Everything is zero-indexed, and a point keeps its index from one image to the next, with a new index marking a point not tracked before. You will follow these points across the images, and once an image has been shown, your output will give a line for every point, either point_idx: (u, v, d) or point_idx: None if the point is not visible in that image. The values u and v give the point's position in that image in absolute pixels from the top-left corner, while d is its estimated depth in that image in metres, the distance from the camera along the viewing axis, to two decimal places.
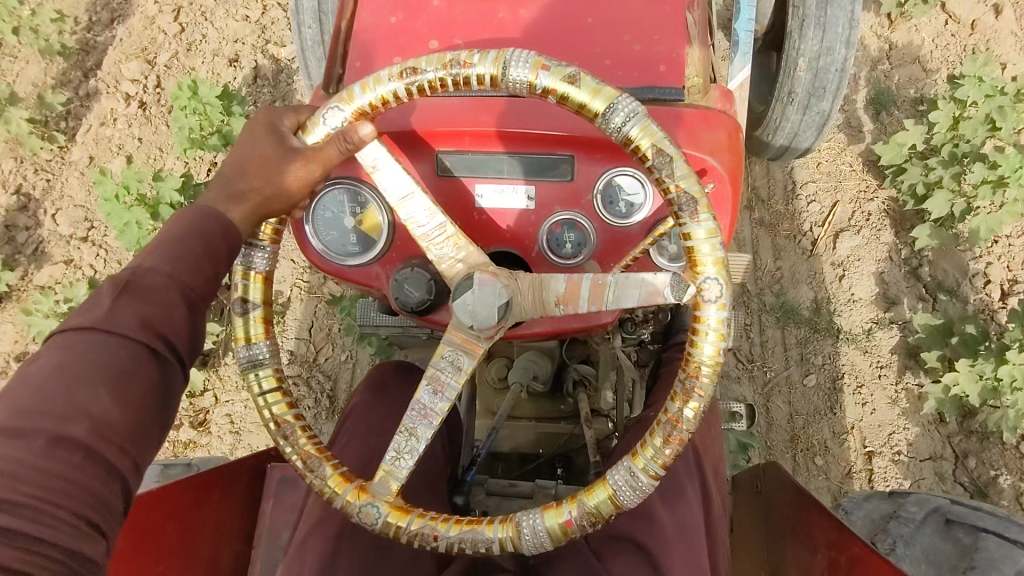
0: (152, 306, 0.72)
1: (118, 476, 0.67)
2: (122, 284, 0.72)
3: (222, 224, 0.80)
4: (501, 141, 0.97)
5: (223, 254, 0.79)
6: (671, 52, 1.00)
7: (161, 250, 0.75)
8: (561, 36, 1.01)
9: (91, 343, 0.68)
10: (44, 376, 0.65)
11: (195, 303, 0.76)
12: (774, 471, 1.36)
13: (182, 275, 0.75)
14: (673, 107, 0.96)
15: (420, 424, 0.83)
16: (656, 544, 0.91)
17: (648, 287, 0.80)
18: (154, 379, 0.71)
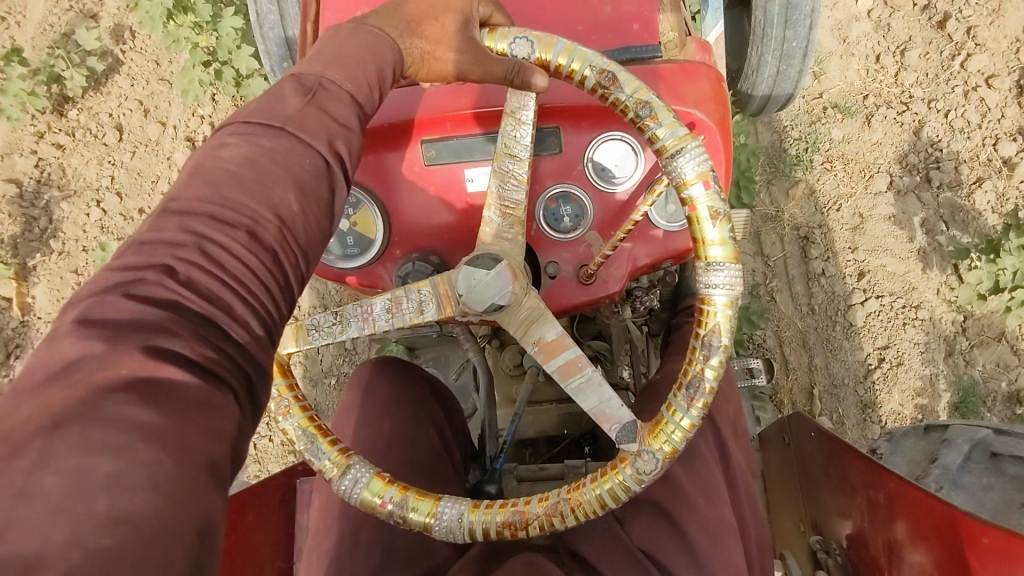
0: (332, 121, 0.67)
1: (292, 290, 0.61)
2: (305, 90, 0.68)
3: (397, 52, 0.75)
4: (483, 122, 0.96)
5: (388, 80, 0.75)
6: (641, 10, 0.98)
7: (340, 59, 0.71)
8: (529, 9, 1.00)
9: (274, 142, 0.63)
10: (237, 161, 0.60)
11: (360, 131, 0.71)
12: (799, 421, 1.35)
13: (356, 94, 0.70)
14: (651, 65, 0.94)
15: (355, 321, 0.85)
16: (678, 505, 0.90)
17: (610, 408, 0.81)
18: (329, 200, 0.66)
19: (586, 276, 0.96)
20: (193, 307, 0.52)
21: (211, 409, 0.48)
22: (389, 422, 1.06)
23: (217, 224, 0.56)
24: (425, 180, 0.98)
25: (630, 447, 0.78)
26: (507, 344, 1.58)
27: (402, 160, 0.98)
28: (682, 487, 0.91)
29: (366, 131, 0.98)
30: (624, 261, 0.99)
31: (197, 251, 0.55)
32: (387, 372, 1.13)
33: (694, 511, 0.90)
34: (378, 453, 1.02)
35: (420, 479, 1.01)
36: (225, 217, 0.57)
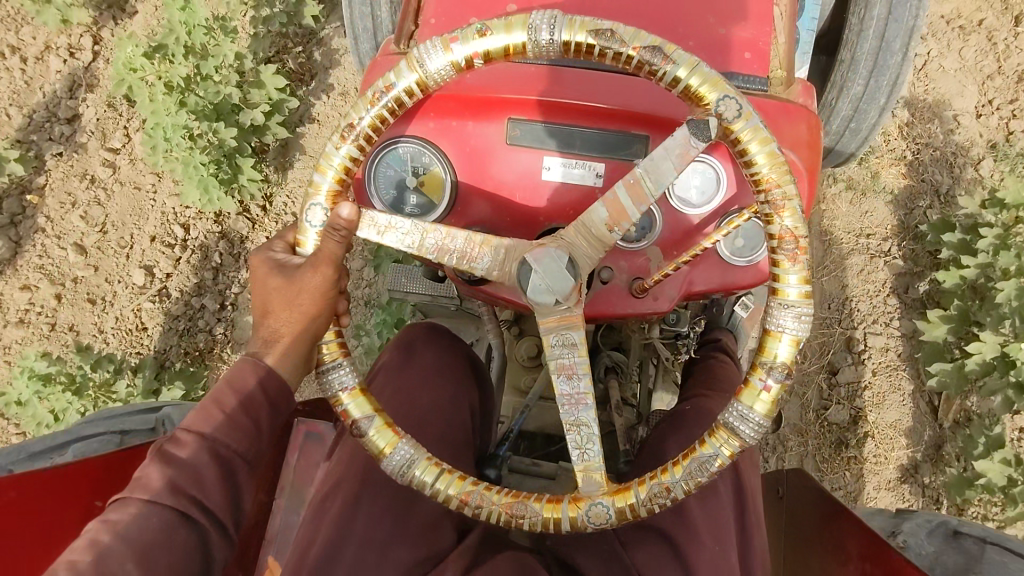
0: (183, 470, 0.77)
1: None
2: (158, 449, 0.79)
3: (258, 379, 0.83)
4: (575, 115, 0.94)
5: (261, 404, 0.83)
6: (756, 39, 0.97)
7: (209, 419, 0.80)
8: (645, 11, 0.97)
9: (129, 514, 0.75)
10: (82, 548, 0.73)
11: (226, 458, 0.80)
12: (797, 478, 1.34)
13: (209, 431, 0.80)
14: (754, 95, 0.93)
15: (580, 410, 0.80)
16: (688, 541, 0.90)
17: (676, 148, 0.77)
18: (187, 541, 0.76)
19: (639, 290, 0.95)
20: None
21: None
22: (425, 395, 1.08)
23: None
24: (502, 158, 0.96)
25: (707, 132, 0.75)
26: (525, 335, 1.56)
27: (484, 133, 0.96)
28: (695, 525, 0.91)
29: (455, 95, 0.96)
30: (678, 283, 0.97)
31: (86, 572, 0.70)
32: (422, 341, 1.16)
33: (704, 552, 0.90)
34: (411, 425, 1.03)
35: (445, 452, 1.02)
36: None
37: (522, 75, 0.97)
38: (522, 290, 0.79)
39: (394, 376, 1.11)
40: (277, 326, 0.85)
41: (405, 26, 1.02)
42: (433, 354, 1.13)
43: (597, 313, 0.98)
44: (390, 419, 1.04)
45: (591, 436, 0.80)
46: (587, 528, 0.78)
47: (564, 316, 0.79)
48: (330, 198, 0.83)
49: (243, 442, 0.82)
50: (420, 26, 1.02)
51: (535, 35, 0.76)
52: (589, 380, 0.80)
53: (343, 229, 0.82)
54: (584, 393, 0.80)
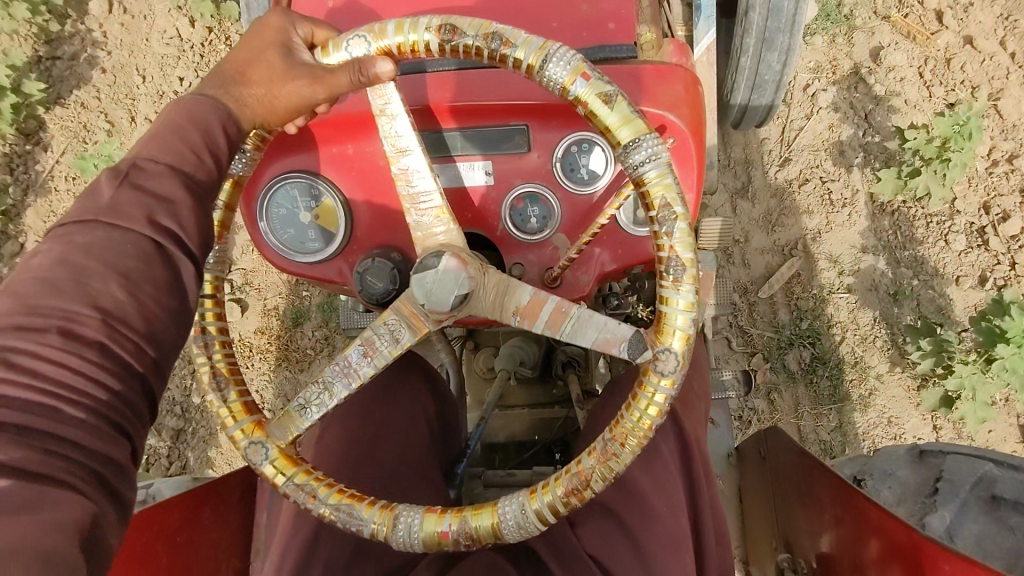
0: (154, 197, 0.65)
1: (135, 379, 0.60)
2: (118, 173, 0.65)
3: (218, 114, 0.72)
4: (452, 117, 0.91)
5: (221, 144, 0.72)
6: (620, 8, 0.96)
7: (154, 141, 0.68)
8: (503, 2, 0.96)
9: (95, 237, 0.62)
10: (52, 266, 0.59)
11: (201, 195, 0.69)
12: (776, 435, 1.32)
13: (181, 166, 0.68)
14: (625, 65, 0.92)
15: (340, 381, 0.81)
16: (635, 513, 0.86)
17: (608, 334, 0.77)
18: (166, 278, 0.64)
19: (551, 280, 0.94)
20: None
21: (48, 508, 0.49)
22: (375, 417, 1.05)
23: (27, 333, 0.56)
24: (390, 174, 0.94)
25: (645, 356, 0.75)
26: (482, 346, 1.55)
27: (366, 153, 0.94)
28: (639, 493, 0.87)
29: (330, 118, 0.93)
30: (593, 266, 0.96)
31: (66, 286, 0.59)
32: None
33: (654, 522, 0.85)
34: (361, 448, 1.00)
35: (404, 475, 0.98)
36: (32, 324, 0.56)
37: None
38: (416, 264, 0.78)
39: (342, 404, 1.08)
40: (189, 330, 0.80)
41: None
42: (369, 381, 1.09)
43: None
44: (340, 457, 0.99)
45: (328, 406, 0.81)
46: (530, 529, 0.74)
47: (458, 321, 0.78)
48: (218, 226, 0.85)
49: (210, 178, 0.70)
50: None
51: (454, 37, 0.72)
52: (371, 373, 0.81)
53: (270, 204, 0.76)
54: (359, 374, 0.81)
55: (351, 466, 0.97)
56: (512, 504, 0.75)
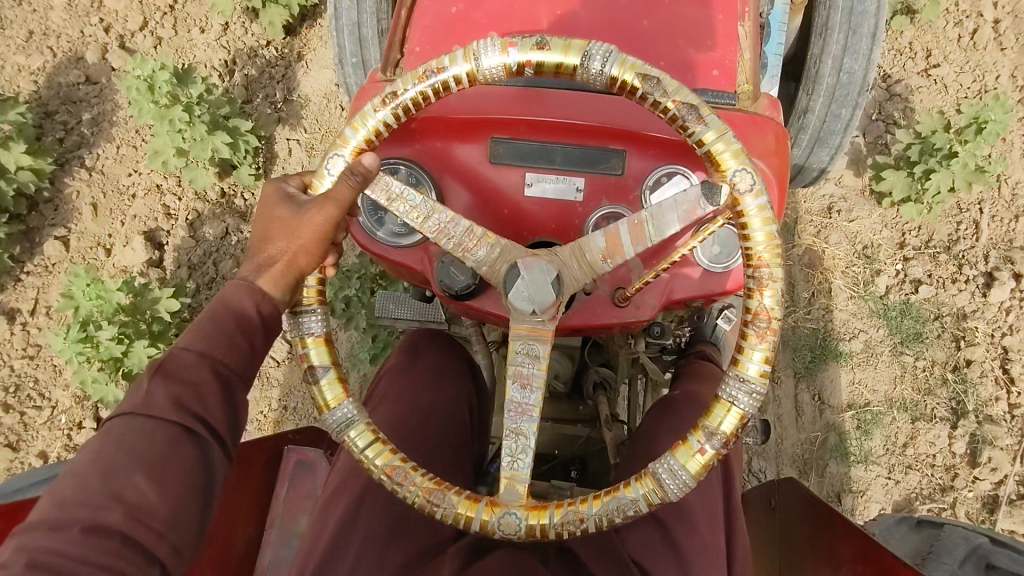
0: (184, 385, 0.74)
1: (157, 561, 0.69)
2: (161, 368, 0.75)
3: (254, 298, 0.81)
4: (555, 132, 0.97)
5: (257, 326, 0.80)
6: (723, 58, 1.02)
7: (203, 334, 0.77)
8: (616, 35, 1.02)
9: (131, 428, 0.72)
10: (88, 461, 0.69)
11: (228, 379, 0.78)
12: (791, 485, 1.36)
13: (214, 354, 0.77)
14: (724, 110, 0.97)
15: (522, 421, 0.82)
16: (684, 532, 0.90)
17: (683, 206, 0.83)
18: (195, 455, 0.73)
19: (621, 299, 0.99)
20: None
21: None
22: (426, 396, 1.09)
23: (55, 534, 0.64)
24: (485, 175, 0.99)
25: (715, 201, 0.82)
26: None
27: (468, 152, 0.99)
28: (690, 511, 0.92)
29: (439, 117, 1.00)
30: (659, 291, 1.01)
31: (96, 485, 0.67)
32: (427, 346, 1.17)
33: (699, 540, 0.90)
34: (410, 424, 1.03)
35: (445, 456, 1.02)
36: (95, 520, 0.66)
37: (501, 96, 1.01)
38: (505, 293, 0.83)
39: (399, 378, 1.13)
40: (274, 275, 0.82)
41: (390, 55, 1.06)
42: (434, 358, 1.14)
43: (581, 325, 1.01)
44: (395, 421, 1.04)
45: (526, 446, 0.81)
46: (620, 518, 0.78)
47: (535, 325, 0.83)
48: (354, 151, 0.87)
49: (241, 363, 0.79)
50: (405, 54, 1.05)
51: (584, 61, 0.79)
52: (541, 395, 0.83)
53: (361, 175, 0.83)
54: (532, 404, 0.82)
55: (402, 438, 1.01)
56: (665, 465, 0.77)
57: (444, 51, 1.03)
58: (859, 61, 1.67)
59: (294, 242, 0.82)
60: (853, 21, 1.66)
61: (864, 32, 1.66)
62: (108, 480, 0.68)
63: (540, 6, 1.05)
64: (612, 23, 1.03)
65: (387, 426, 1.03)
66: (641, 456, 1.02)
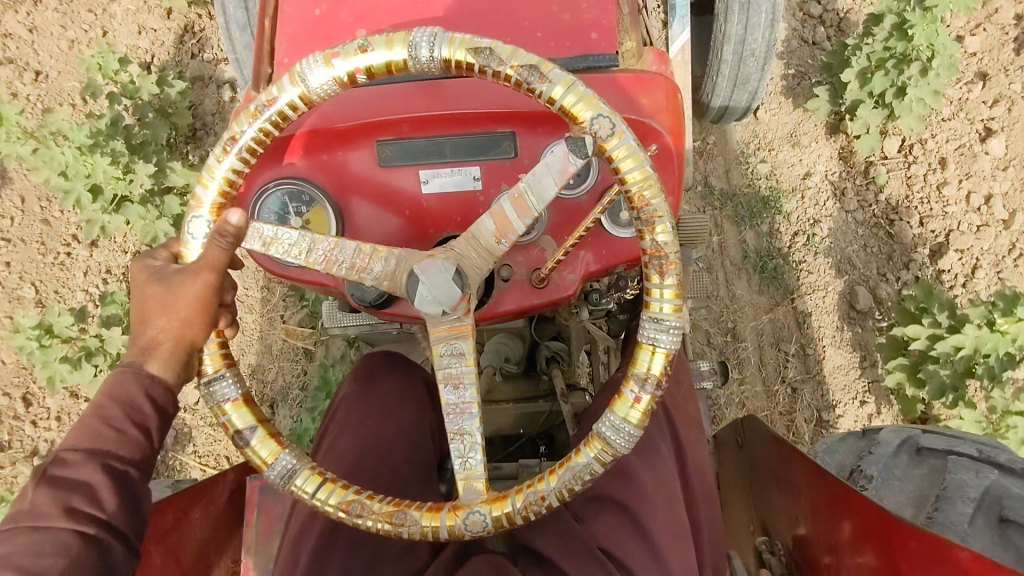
0: (72, 489, 0.72)
1: None
2: (42, 475, 0.72)
3: (142, 383, 0.79)
4: (440, 124, 0.94)
5: (149, 414, 0.79)
6: (599, 18, 0.98)
7: (88, 434, 0.76)
8: (486, 12, 0.98)
9: (20, 542, 0.69)
10: None
11: (121, 474, 0.76)
12: (751, 423, 1.38)
13: (101, 446, 0.75)
14: (605, 73, 0.95)
15: (463, 420, 0.82)
16: (634, 500, 0.93)
17: (556, 168, 0.79)
18: (91, 560, 0.71)
19: (540, 280, 0.98)
20: None
21: None
22: (389, 425, 1.10)
23: None
24: (379, 179, 0.97)
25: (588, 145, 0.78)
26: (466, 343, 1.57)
27: (355, 159, 0.97)
28: (640, 481, 0.94)
29: (324, 130, 0.96)
30: (577, 266, 0.99)
31: None
32: (382, 373, 1.19)
33: (651, 506, 0.93)
34: (371, 458, 1.04)
35: (413, 477, 1.05)
36: None
37: (382, 94, 0.97)
38: (411, 299, 0.80)
39: (357, 408, 1.15)
40: (162, 353, 0.80)
41: (261, 71, 1.01)
42: (389, 386, 1.16)
43: (507, 310, 1.00)
44: (356, 458, 1.05)
45: (473, 445, 0.81)
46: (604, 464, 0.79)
47: (453, 324, 0.82)
48: (211, 210, 0.84)
49: (138, 453, 0.77)
50: (274, 67, 1.00)
51: (417, 52, 0.78)
52: (475, 390, 0.82)
53: (231, 236, 0.79)
54: (469, 402, 0.83)
55: (366, 469, 1.03)
56: (572, 467, 0.79)
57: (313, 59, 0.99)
58: None
59: (172, 316, 0.80)
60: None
61: None
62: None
63: None
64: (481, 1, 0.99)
65: (349, 461, 1.04)
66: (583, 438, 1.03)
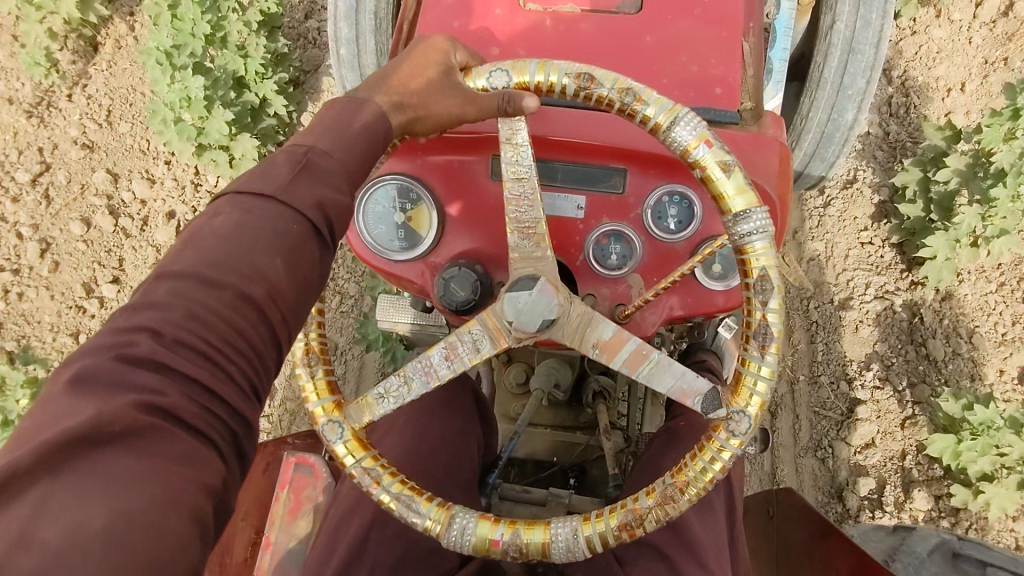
0: (324, 187, 0.68)
1: (277, 345, 0.64)
2: (296, 159, 0.68)
3: (383, 122, 0.76)
4: (557, 150, 0.98)
5: (382, 141, 0.76)
6: (726, 75, 1.01)
7: (328, 132, 0.71)
8: (620, 52, 1.02)
9: (265, 212, 0.65)
10: (229, 230, 0.63)
11: (353, 174, 0.71)
12: (788, 496, 1.38)
13: (346, 154, 0.71)
14: (726, 129, 0.97)
15: (419, 378, 0.84)
16: (684, 557, 0.92)
17: (683, 385, 0.82)
18: (316, 256, 0.67)
19: (622, 316, 0.97)
20: (165, 369, 0.55)
21: (190, 466, 0.53)
22: (432, 426, 1.10)
23: (200, 296, 0.59)
24: (486, 192, 1.00)
25: (716, 412, 0.81)
26: (514, 361, 1.57)
27: (469, 168, 1.00)
28: (694, 540, 0.92)
29: (450, 137, 1.00)
30: (659, 309, 1.01)
31: (230, 258, 0.61)
32: None
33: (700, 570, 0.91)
34: (419, 461, 1.06)
35: (449, 484, 1.05)
36: (206, 285, 0.60)
37: None
38: (509, 289, 0.82)
39: (410, 406, 1.13)
40: None
41: None
42: (431, 381, 1.16)
43: None
44: (401, 457, 1.06)
45: (402, 397, 0.84)
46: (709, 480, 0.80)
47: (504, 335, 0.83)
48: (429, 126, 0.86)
49: (363, 166, 0.73)
50: None
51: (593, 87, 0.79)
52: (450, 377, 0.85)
53: (450, 120, 0.81)
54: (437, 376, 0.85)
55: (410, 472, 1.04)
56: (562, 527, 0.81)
57: None
58: (865, 59, 1.64)
59: None
60: (856, 34, 1.64)
61: (869, 25, 1.62)
62: (248, 255, 0.62)
63: (544, 21, 1.05)
64: (616, 40, 1.03)
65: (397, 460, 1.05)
66: (648, 476, 1.05)
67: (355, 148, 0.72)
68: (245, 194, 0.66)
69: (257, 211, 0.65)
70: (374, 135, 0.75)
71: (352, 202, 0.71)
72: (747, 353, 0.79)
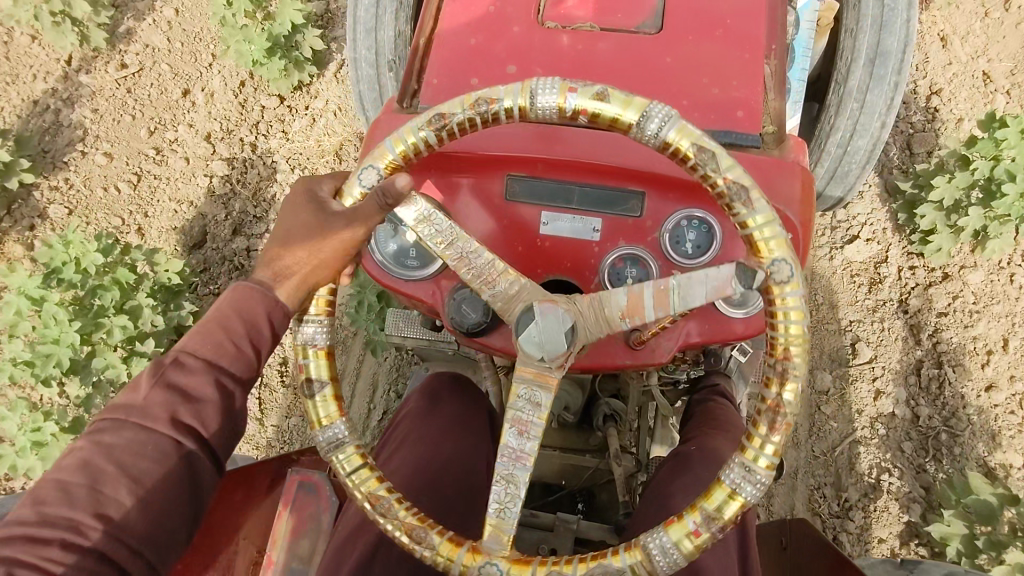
0: (185, 401, 0.74)
1: (171, 528, 0.72)
2: (158, 369, 0.75)
3: (266, 308, 0.79)
4: (574, 172, 0.96)
5: (264, 335, 0.79)
6: (748, 98, 0.99)
7: (201, 337, 0.77)
8: (640, 72, 1.00)
9: (129, 442, 0.71)
10: (78, 467, 0.68)
11: (228, 391, 0.77)
12: (804, 527, 1.33)
13: (217, 359, 0.76)
14: (748, 153, 0.95)
15: (517, 469, 0.77)
16: None
17: (714, 282, 0.77)
18: (186, 474, 0.73)
19: (637, 341, 0.96)
20: (16, 552, 0.62)
21: None
22: (446, 447, 1.08)
23: (59, 495, 0.66)
24: (500, 212, 0.98)
25: (756, 276, 0.78)
26: None
27: (484, 188, 0.98)
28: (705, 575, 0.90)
29: (466, 156, 0.99)
30: (676, 335, 0.98)
31: (81, 495, 0.67)
32: (448, 393, 1.18)
33: None
34: (428, 475, 1.02)
35: (459, 504, 1.01)
36: (89, 497, 0.67)
37: (522, 133, 0.99)
38: (516, 332, 0.79)
39: (417, 425, 1.13)
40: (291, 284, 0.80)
41: (409, 85, 1.05)
42: (452, 407, 1.14)
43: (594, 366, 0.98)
44: (410, 473, 1.03)
45: (515, 495, 0.77)
46: (660, 568, 0.74)
47: (540, 371, 0.78)
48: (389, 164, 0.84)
49: (244, 371, 0.78)
50: (422, 84, 1.04)
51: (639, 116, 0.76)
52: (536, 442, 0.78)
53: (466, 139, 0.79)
54: (527, 453, 0.78)
55: (416, 488, 1.00)
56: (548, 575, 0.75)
57: (462, 84, 1.02)
58: (887, 79, 1.61)
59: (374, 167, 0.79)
60: (880, 48, 1.62)
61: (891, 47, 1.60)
62: (119, 468, 0.69)
63: (563, 40, 1.03)
64: (636, 60, 1.01)
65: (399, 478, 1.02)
66: (661, 507, 1.01)
67: (216, 344, 0.76)
68: (115, 411, 0.73)
69: (117, 438, 0.71)
70: (251, 326, 0.78)
71: (232, 387, 0.77)
72: (770, 383, 0.78)
